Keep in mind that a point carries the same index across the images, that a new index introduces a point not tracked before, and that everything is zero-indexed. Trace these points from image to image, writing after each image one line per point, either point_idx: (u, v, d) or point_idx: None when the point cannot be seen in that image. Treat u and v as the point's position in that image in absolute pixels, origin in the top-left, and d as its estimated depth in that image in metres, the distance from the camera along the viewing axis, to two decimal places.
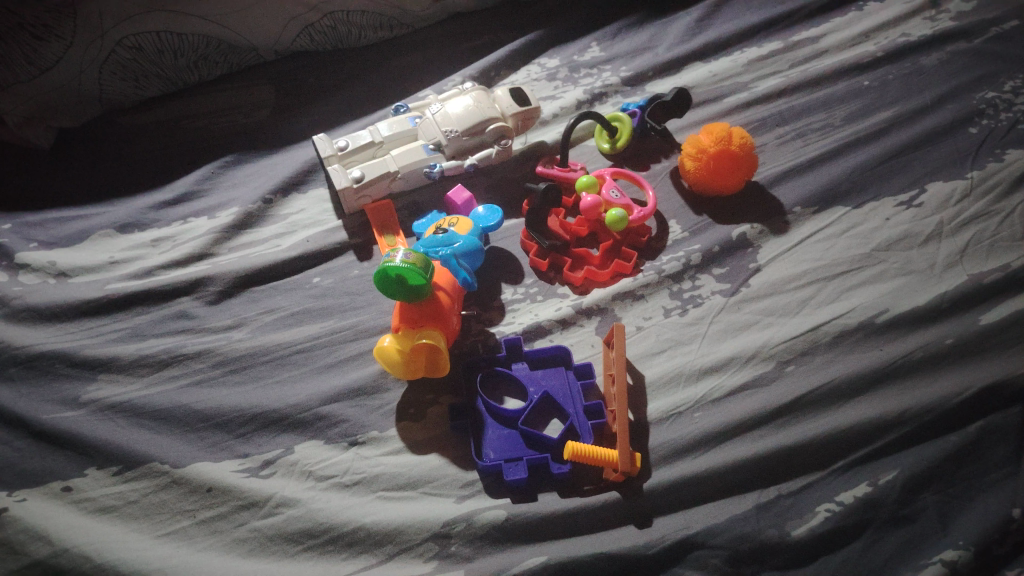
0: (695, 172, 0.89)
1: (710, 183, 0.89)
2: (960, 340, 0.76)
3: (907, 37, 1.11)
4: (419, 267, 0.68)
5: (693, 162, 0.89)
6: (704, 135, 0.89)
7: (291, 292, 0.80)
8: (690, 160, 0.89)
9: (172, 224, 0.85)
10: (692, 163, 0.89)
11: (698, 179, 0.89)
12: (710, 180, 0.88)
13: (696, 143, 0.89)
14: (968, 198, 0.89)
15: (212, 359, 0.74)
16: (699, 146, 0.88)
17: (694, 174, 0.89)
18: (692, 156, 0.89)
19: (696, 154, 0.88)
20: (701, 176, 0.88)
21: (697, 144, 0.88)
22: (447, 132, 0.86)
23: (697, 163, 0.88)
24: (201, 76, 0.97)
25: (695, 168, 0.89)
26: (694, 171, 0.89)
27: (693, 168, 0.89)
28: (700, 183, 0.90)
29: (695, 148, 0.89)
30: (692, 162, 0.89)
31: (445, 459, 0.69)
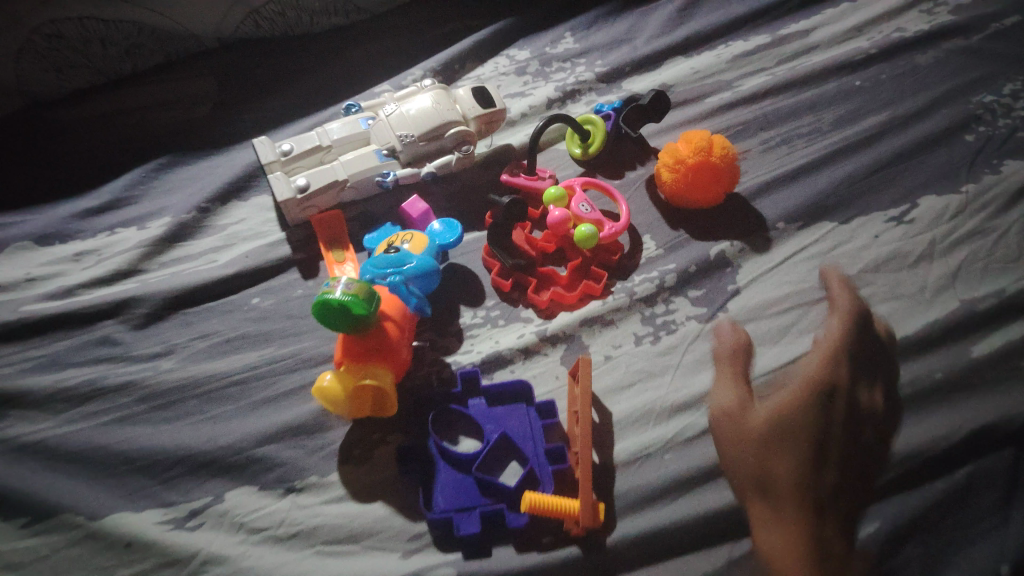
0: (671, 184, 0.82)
1: (687, 196, 0.82)
2: (950, 375, 0.71)
3: (902, 32, 1.04)
4: (362, 298, 0.62)
5: (670, 173, 0.82)
6: (682, 143, 0.82)
7: (227, 315, 0.73)
8: (666, 171, 0.83)
9: (99, 236, 0.77)
10: (668, 174, 0.82)
11: (674, 192, 0.83)
12: (687, 194, 0.82)
13: (673, 152, 0.82)
14: (962, 214, 0.83)
15: (138, 393, 0.67)
16: (677, 157, 0.81)
17: (670, 185, 0.82)
18: (668, 167, 0.82)
19: (673, 165, 0.82)
20: (677, 189, 0.82)
21: (675, 153, 0.82)
22: (401, 136, 0.79)
23: (673, 175, 0.82)
24: (134, 65, 0.89)
25: (671, 179, 0.82)
26: (671, 182, 0.82)
27: (669, 179, 0.82)
28: (677, 196, 0.83)
29: (672, 159, 0.82)
30: (668, 173, 0.82)
31: (391, 509, 0.62)
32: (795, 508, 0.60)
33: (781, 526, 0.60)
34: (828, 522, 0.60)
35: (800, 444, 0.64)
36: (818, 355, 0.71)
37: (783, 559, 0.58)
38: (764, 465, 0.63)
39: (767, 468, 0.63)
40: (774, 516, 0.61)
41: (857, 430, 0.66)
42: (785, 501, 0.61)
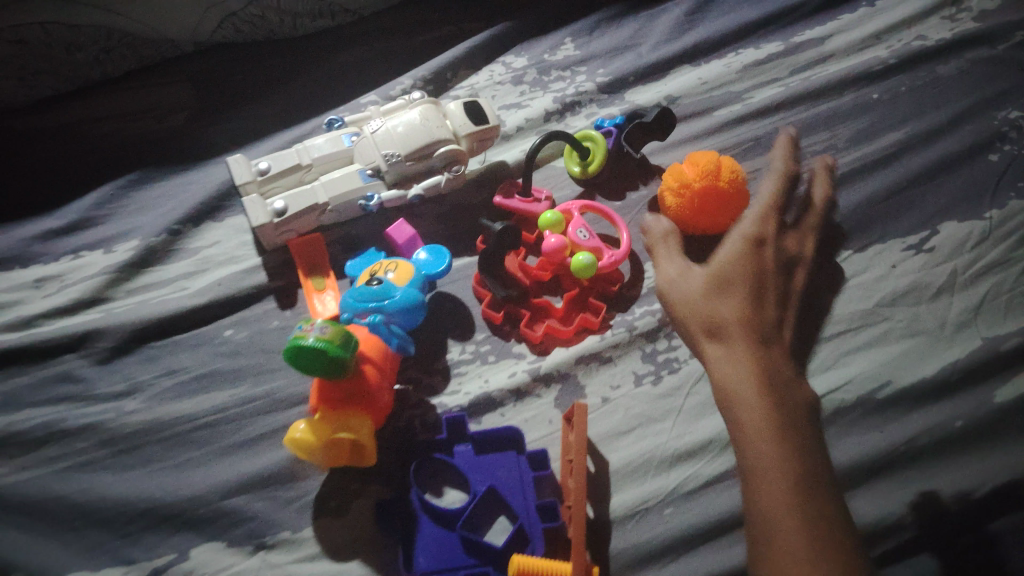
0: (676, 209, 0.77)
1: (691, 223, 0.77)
2: (971, 423, 0.66)
3: (923, 41, 0.98)
4: (337, 345, 0.57)
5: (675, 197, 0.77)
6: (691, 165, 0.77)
7: (197, 350, 0.68)
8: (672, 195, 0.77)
9: (61, 259, 0.72)
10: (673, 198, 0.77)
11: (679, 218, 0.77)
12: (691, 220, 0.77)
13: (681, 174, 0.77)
14: (986, 242, 0.78)
15: (98, 436, 0.62)
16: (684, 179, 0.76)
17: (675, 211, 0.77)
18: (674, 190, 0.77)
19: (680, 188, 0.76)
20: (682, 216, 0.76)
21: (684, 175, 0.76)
22: (387, 155, 0.73)
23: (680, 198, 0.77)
24: (104, 72, 0.84)
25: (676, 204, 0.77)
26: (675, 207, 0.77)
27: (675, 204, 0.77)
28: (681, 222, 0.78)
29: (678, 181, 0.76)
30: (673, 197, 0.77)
31: (368, 569, 0.57)
32: (745, 345, 0.59)
33: (731, 353, 0.59)
34: (773, 352, 0.60)
35: (739, 282, 0.64)
36: (759, 212, 0.74)
37: (738, 378, 0.57)
38: (711, 308, 0.62)
39: (718, 313, 0.62)
40: (727, 354, 0.59)
41: (786, 275, 0.69)
42: (736, 339, 0.60)
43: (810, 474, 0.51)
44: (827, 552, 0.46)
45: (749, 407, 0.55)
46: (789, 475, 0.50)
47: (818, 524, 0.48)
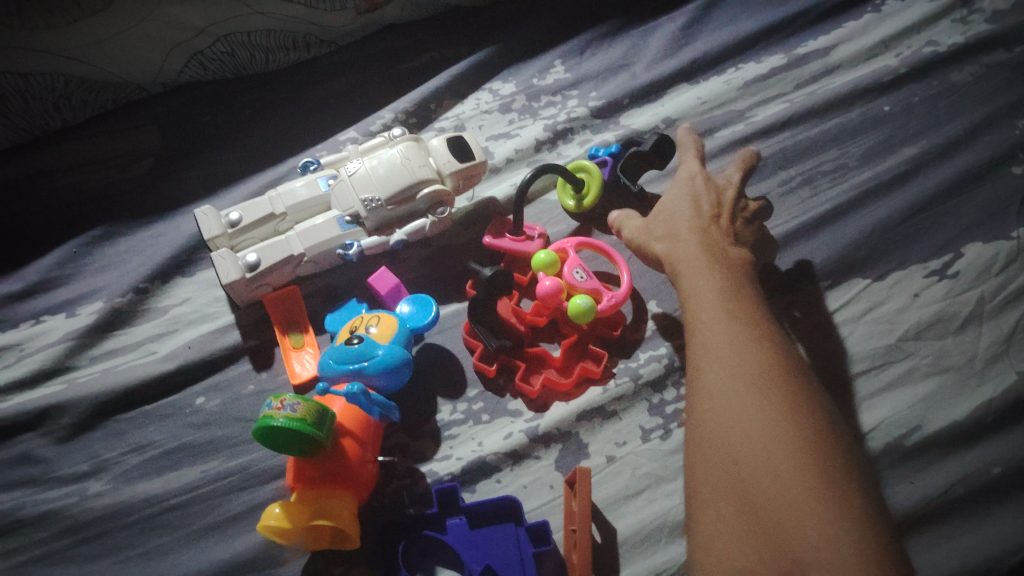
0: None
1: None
2: (1010, 469, 0.60)
3: (934, 46, 0.92)
4: (310, 423, 0.51)
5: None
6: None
7: (167, 421, 0.63)
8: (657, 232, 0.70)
9: (21, 326, 0.67)
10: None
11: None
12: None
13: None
14: (1013, 265, 0.72)
15: (60, 525, 0.57)
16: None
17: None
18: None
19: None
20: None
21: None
22: (365, 201, 0.68)
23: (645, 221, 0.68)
24: (64, 119, 0.79)
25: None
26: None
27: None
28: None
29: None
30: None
31: None
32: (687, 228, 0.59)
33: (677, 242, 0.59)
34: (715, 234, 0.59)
35: (682, 201, 0.63)
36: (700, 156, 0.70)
37: (683, 255, 0.57)
38: (659, 229, 0.62)
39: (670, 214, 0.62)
40: (673, 245, 0.59)
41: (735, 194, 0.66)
42: (679, 230, 0.59)
43: (750, 311, 0.50)
44: (750, 365, 0.45)
45: (691, 271, 0.54)
46: (725, 311, 0.49)
47: (747, 340, 0.47)
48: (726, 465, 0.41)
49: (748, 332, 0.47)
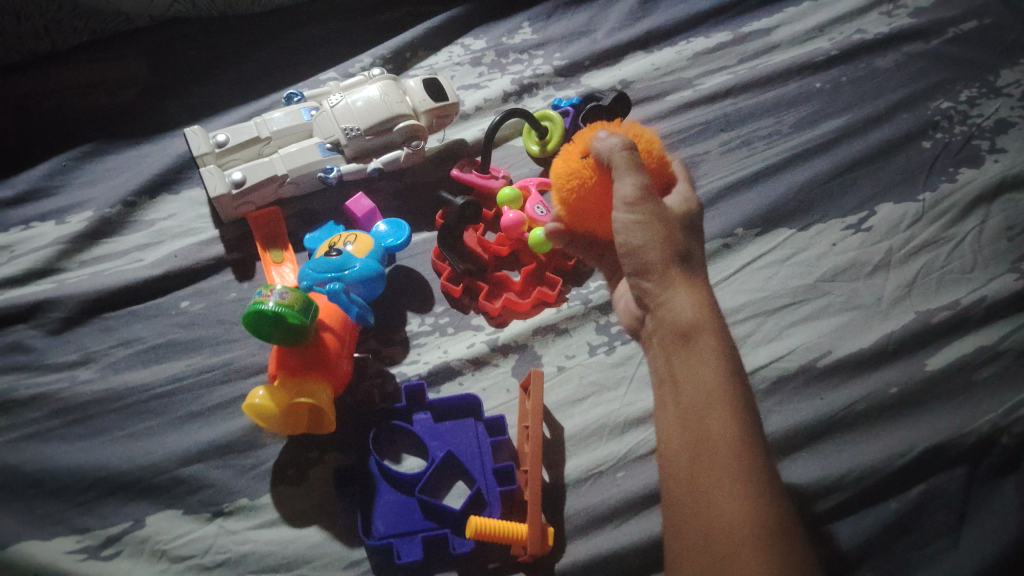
0: (561, 159, 0.63)
1: (567, 185, 0.61)
2: (905, 389, 0.70)
3: (863, 34, 1.02)
4: (297, 309, 0.57)
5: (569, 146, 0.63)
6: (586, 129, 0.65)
7: (153, 320, 0.68)
8: (604, 132, 0.60)
9: (11, 230, 0.70)
10: (570, 148, 0.63)
11: (599, 187, 0.60)
12: (585, 177, 0.60)
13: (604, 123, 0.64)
14: (920, 222, 0.82)
15: (51, 406, 0.61)
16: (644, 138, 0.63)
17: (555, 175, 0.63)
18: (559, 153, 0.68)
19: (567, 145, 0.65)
20: (579, 192, 0.61)
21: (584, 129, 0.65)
22: (346, 129, 0.74)
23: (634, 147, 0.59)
24: (53, 43, 0.81)
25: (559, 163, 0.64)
26: (561, 159, 0.63)
27: (571, 152, 0.62)
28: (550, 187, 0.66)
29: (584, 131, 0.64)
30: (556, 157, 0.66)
31: (328, 534, 0.58)
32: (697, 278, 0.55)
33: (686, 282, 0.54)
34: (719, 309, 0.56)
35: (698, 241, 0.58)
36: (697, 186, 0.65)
37: (696, 316, 0.52)
38: (674, 237, 0.56)
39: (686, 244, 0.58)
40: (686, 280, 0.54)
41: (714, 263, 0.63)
42: (693, 274, 0.55)
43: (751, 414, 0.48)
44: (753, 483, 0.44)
45: (704, 342, 0.51)
46: (737, 398, 0.48)
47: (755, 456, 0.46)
48: (709, 552, 0.43)
49: (754, 447, 0.46)
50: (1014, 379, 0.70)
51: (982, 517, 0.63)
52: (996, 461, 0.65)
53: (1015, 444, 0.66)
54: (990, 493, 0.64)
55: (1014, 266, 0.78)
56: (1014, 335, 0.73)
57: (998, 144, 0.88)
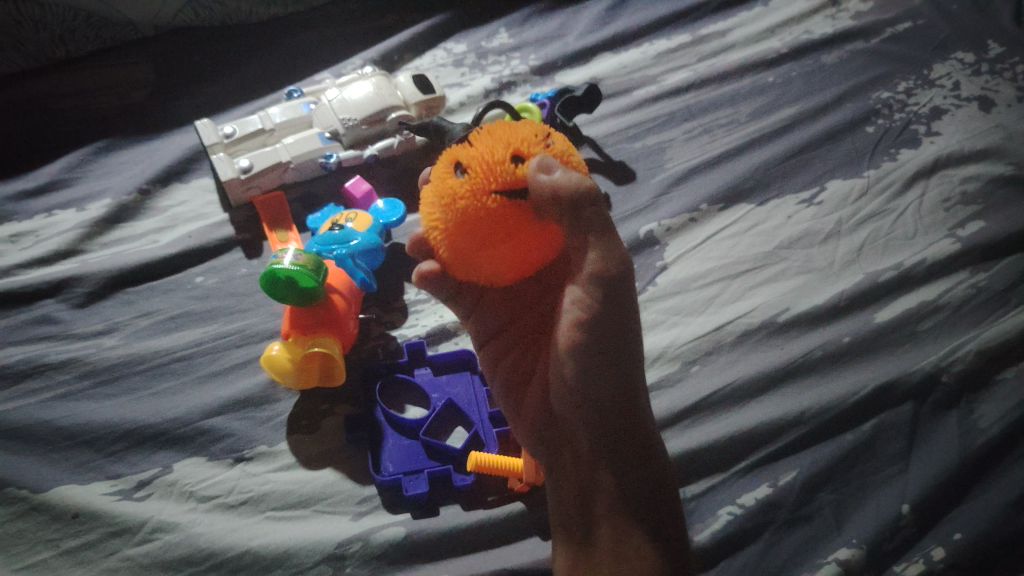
0: (473, 176, 0.46)
1: (485, 223, 0.46)
2: (857, 338, 0.78)
3: (810, 34, 1.12)
4: (310, 269, 0.64)
5: (484, 154, 0.47)
6: (493, 129, 0.49)
7: (171, 294, 0.74)
8: (538, 165, 0.47)
9: (35, 217, 0.78)
10: (497, 165, 0.46)
11: (530, 237, 0.48)
12: (516, 218, 0.46)
13: (528, 131, 0.49)
14: (865, 196, 0.91)
15: (79, 369, 0.67)
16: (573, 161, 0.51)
17: (467, 202, 0.46)
18: (456, 149, 0.49)
19: (472, 147, 0.48)
20: (494, 234, 0.47)
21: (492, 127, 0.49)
22: (343, 119, 0.82)
23: (586, 196, 0.48)
24: (67, 50, 0.91)
25: (469, 177, 0.47)
26: (474, 177, 0.46)
27: (476, 181, 0.46)
28: (439, 202, 0.48)
29: (502, 139, 0.48)
30: (458, 159, 0.48)
31: (340, 474, 0.64)
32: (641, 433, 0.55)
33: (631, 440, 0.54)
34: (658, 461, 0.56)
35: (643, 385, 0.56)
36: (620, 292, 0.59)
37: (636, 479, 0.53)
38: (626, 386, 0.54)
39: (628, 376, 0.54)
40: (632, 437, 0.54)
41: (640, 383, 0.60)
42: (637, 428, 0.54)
43: None
44: None
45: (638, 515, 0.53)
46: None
47: None
48: None
49: None
50: (953, 328, 0.78)
51: (927, 446, 0.70)
52: (939, 398, 0.72)
53: (954, 382, 0.73)
54: (934, 425, 0.71)
55: (952, 231, 0.86)
56: (952, 291, 0.81)
57: (934, 128, 0.97)
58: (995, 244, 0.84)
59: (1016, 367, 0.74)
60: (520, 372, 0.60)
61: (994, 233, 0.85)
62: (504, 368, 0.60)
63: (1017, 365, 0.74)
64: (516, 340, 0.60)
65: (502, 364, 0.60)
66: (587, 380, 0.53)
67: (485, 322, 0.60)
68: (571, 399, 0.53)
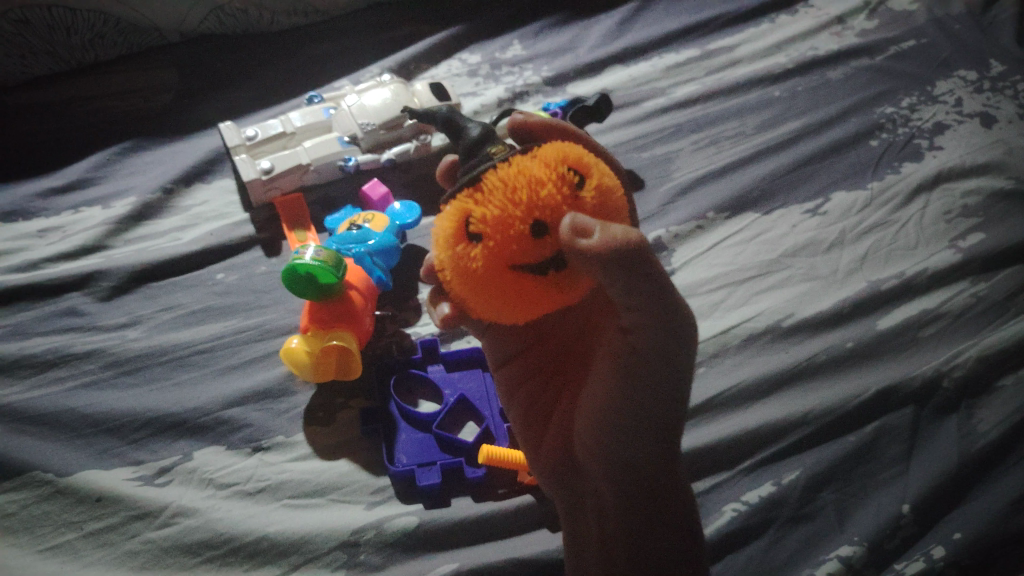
0: (489, 243, 0.40)
1: (501, 289, 0.41)
2: (859, 344, 0.79)
3: (816, 51, 1.15)
4: (330, 265, 0.66)
5: (500, 218, 0.40)
6: (507, 170, 0.41)
7: (192, 289, 0.76)
8: (567, 227, 0.39)
9: (62, 214, 0.81)
10: (516, 235, 0.40)
11: (552, 299, 0.43)
12: (539, 281, 0.41)
13: (548, 169, 0.41)
14: (869, 207, 0.93)
15: (104, 360, 0.69)
16: (605, 191, 0.43)
17: (483, 266, 0.41)
18: (468, 193, 0.42)
19: (483, 199, 0.41)
20: (512, 296, 0.42)
21: (508, 168, 0.41)
22: (363, 124, 0.84)
23: (627, 251, 0.41)
24: (96, 56, 0.97)
25: (482, 240, 0.40)
26: (491, 247, 0.40)
27: (492, 250, 0.40)
28: (450, 258, 0.43)
29: (517, 194, 0.40)
30: (471, 212, 0.41)
31: (355, 465, 0.66)
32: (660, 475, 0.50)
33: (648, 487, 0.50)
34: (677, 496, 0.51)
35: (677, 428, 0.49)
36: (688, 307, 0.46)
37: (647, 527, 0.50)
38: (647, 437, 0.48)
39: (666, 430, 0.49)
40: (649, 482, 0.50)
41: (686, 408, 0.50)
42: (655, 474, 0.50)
43: None
44: None
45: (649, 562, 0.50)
46: None
47: None
48: None
49: None
50: (953, 335, 0.79)
51: (928, 449, 0.71)
52: (940, 402, 0.74)
53: (955, 387, 0.75)
54: (934, 429, 0.72)
55: (953, 243, 0.88)
56: (953, 300, 0.82)
57: (937, 143, 0.99)
58: (995, 255, 0.85)
59: (1016, 374, 0.75)
60: (541, 404, 0.57)
61: (995, 244, 0.86)
62: (523, 398, 0.58)
63: (1017, 372, 0.76)
64: (537, 366, 0.58)
65: (522, 392, 0.58)
66: (617, 447, 0.48)
67: (503, 344, 0.58)
68: (599, 459, 0.50)
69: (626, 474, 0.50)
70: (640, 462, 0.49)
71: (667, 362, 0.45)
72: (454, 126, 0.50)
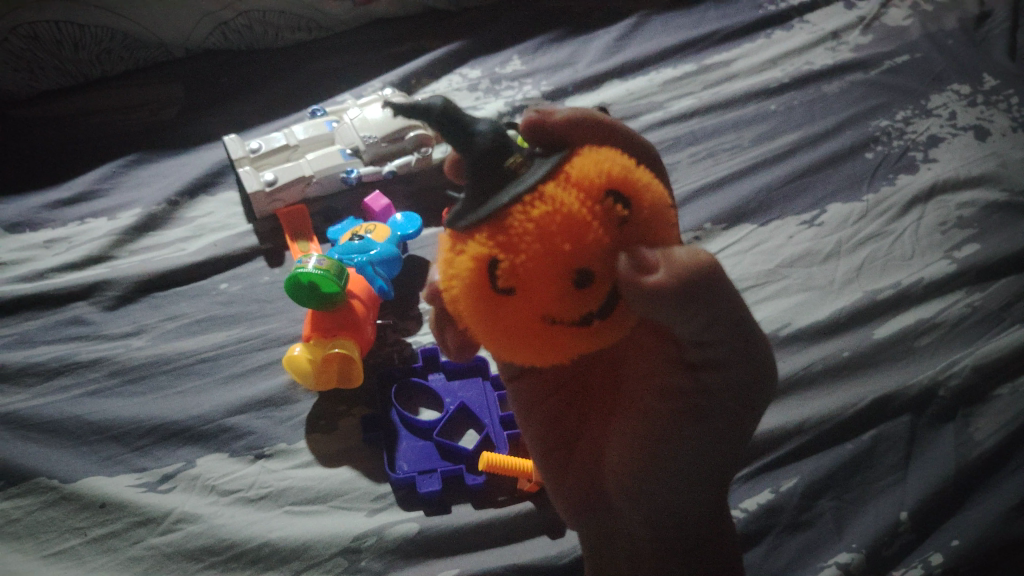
0: (525, 291, 0.35)
1: (534, 333, 0.36)
2: (856, 353, 0.80)
3: (811, 65, 1.17)
4: (332, 274, 0.68)
5: (533, 269, 0.34)
6: (536, 206, 0.34)
7: (196, 299, 0.77)
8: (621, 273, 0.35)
9: (68, 225, 0.82)
10: (557, 285, 0.34)
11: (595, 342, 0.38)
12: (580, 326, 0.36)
13: (587, 204, 0.34)
14: (865, 218, 0.94)
15: (109, 368, 0.70)
16: (654, 209, 0.37)
17: (513, 315, 0.35)
18: (484, 230, 0.35)
19: (508, 243, 0.34)
20: (545, 342, 0.36)
21: (537, 204, 0.34)
22: (365, 137, 0.86)
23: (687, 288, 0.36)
24: (103, 71, 1.00)
25: (514, 291, 0.35)
26: (524, 298, 0.35)
27: (527, 302, 0.35)
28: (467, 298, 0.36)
29: (558, 240, 0.33)
30: (493, 257, 0.35)
31: (357, 472, 0.66)
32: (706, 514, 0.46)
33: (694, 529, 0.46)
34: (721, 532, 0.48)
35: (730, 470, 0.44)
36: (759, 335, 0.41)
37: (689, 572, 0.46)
38: (700, 484, 0.43)
39: (720, 475, 0.44)
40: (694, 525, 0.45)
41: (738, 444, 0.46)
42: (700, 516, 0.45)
43: None
44: None
45: None
46: None
47: None
48: None
49: None
50: (949, 345, 0.80)
51: (924, 458, 0.71)
52: (936, 410, 0.74)
53: (951, 396, 0.75)
54: (931, 438, 0.73)
55: (948, 253, 0.89)
56: (948, 310, 0.83)
57: (931, 155, 1.01)
58: (990, 265, 0.86)
59: (1012, 383, 0.76)
60: (564, 427, 0.49)
61: (989, 255, 0.87)
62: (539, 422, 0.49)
63: (1012, 382, 0.76)
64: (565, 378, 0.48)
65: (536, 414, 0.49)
66: (671, 489, 0.43)
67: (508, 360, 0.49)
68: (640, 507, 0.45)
69: (672, 516, 0.44)
70: (689, 509, 0.45)
71: (739, 398, 0.40)
72: (454, 125, 0.39)
